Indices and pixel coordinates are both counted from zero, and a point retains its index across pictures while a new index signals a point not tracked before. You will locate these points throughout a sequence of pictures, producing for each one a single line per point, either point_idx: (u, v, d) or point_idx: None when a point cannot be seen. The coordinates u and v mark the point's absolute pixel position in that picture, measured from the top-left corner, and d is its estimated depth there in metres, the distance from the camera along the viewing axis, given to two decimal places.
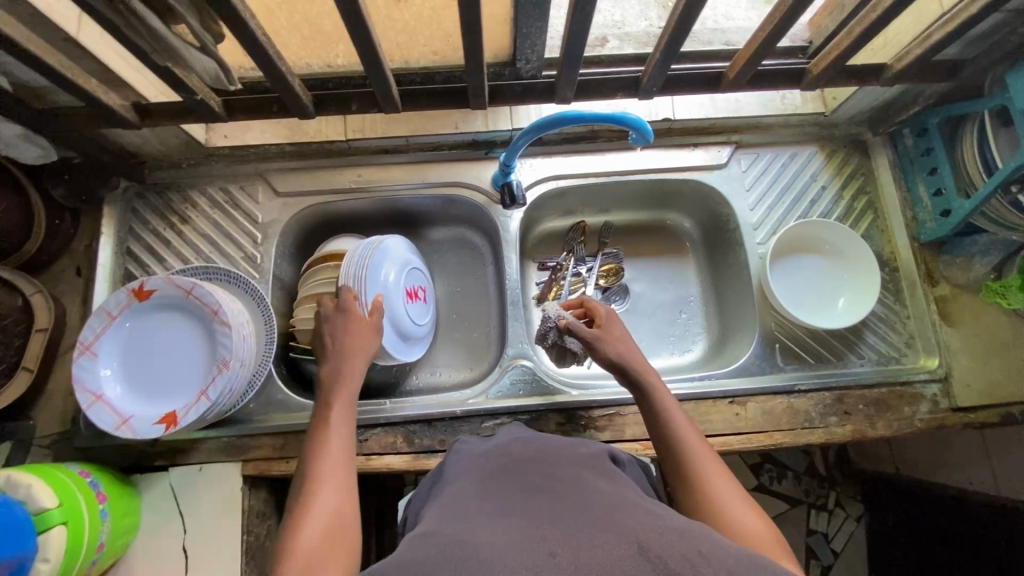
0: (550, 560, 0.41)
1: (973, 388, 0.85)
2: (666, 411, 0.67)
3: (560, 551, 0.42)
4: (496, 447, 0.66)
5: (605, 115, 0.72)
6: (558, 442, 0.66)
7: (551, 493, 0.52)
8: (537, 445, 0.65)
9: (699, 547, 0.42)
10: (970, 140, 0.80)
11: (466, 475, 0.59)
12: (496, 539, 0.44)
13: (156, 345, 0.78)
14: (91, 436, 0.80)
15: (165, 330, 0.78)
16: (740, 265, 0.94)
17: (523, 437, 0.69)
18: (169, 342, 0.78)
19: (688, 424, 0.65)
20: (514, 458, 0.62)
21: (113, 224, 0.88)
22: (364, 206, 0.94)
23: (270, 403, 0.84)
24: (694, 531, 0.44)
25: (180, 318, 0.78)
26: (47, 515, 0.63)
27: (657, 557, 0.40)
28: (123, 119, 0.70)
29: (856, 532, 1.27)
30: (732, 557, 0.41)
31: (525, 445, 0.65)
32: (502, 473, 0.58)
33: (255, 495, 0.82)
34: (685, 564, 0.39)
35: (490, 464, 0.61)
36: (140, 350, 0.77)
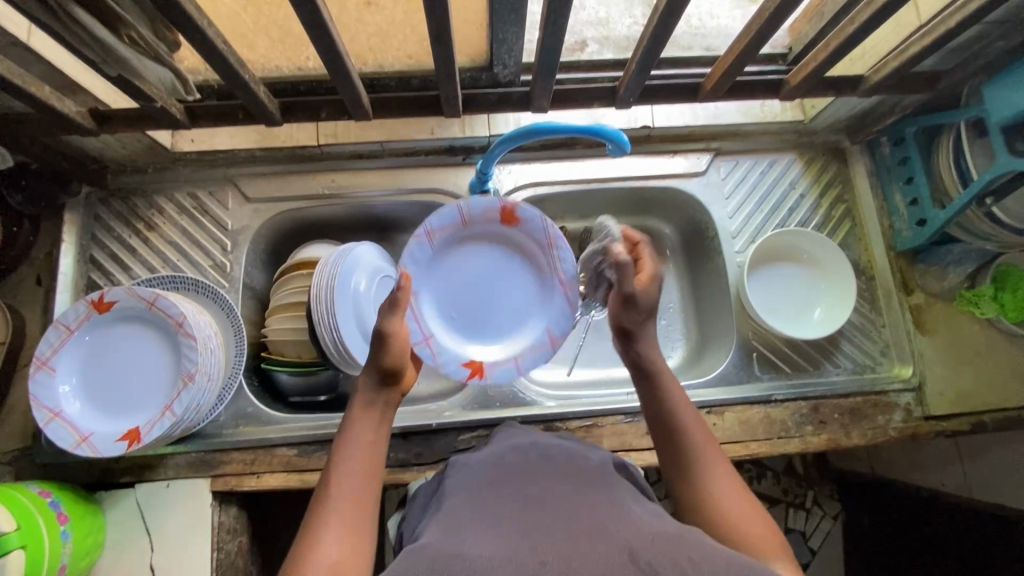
0: (543, 568, 0.41)
1: (946, 396, 0.86)
2: (675, 413, 0.62)
3: (551, 562, 0.41)
4: (494, 455, 0.64)
5: (582, 127, 0.71)
6: (558, 446, 0.64)
7: (543, 504, 0.51)
8: (532, 452, 0.63)
9: (690, 553, 0.41)
10: (946, 150, 0.80)
11: (463, 487, 0.58)
12: (487, 552, 0.43)
13: (120, 356, 0.75)
14: (53, 452, 0.78)
15: (126, 342, 0.76)
16: (719, 273, 0.94)
17: (520, 440, 0.67)
18: (135, 354, 0.75)
19: (696, 426, 0.61)
20: (510, 467, 0.60)
21: (74, 231, 0.85)
22: (338, 213, 0.92)
23: (241, 416, 0.82)
24: (686, 537, 0.44)
25: (143, 330, 0.76)
26: (5, 539, 0.61)
27: (648, 565, 0.40)
28: (80, 126, 0.67)
29: (833, 531, 1.27)
30: (723, 561, 0.41)
31: (521, 452, 0.63)
32: (497, 484, 0.56)
33: (225, 511, 0.80)
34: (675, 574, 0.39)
35: (489, 472, 0.59)
36: (101, 360, 0.75)
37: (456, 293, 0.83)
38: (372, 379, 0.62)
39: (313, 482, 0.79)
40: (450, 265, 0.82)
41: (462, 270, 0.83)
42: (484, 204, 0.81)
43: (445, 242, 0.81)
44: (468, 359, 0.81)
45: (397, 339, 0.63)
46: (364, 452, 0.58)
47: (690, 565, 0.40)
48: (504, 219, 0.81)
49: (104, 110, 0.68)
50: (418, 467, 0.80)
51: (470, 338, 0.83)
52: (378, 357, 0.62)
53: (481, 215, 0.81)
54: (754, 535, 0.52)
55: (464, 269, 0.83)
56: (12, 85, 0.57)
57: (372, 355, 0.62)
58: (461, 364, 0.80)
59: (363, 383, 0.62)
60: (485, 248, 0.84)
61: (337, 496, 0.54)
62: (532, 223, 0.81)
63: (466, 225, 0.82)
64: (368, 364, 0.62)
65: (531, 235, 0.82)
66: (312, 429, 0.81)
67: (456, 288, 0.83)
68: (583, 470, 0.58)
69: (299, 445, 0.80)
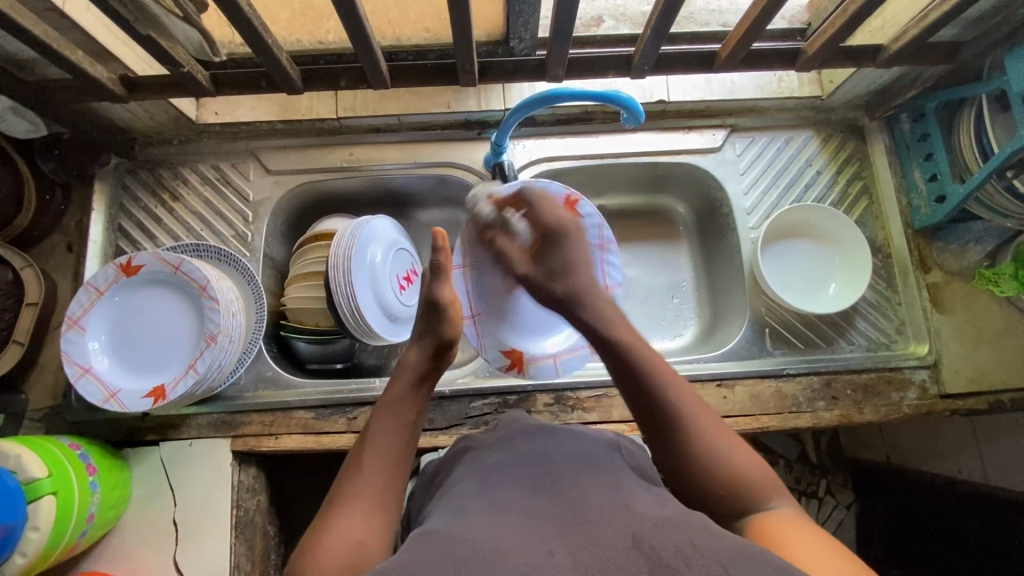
0: (550, 559, 0.41)
1: (962, 374, 0.85)
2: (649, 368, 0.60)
3: (558, 551, 0.42)
4: (499, 441, 0.64)
5: (595, 93, 0.70)
6: (567, 430, 0.66)
7: (555, 489, 0.51)
8: (540, 436, 0.64)
9: (692, 540, 0.42)
10: (967, 125, 0.79)
11: (471, 476, 0.58)
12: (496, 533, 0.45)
13: (155, 320, 0.78)
14: (82, 410, 0.81)
15: (150, 309, 0.78)
16: (732, 250, 0.94)
17: (530, 422, 0.68)
18: (172, 321, 0.78)
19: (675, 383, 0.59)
20: (517, 454, 0.60)
21: (103, 201, 0.88)
22: (355, 186, 0.94)
23: (260, 380, 0.84)
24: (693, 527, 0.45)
25: (167, 295, 0.79)
26: (37, 485, 0.64)
27: (651, 550, 0.41)
28: (110, 93, 0.69)
29: (846, 519, 1.30)
30: (724, 548, 0.41)
31: (529, 439, 0.64)
32: (504, 473, 0.57)
33: (244, 471, 0.82)
34: (679, 555, 0.40)
35: (494, 461, 0.60)
36: (135, 323, 0.78)
37: (503, 276, 0.84)
38: (429, 347, 0.68)
39: (329, 444, 0.81)
40: (496, 245, 0.84)
41: (511, 256, 0.83)
42: (552, 188, 0.79)
43: (497, 218, 0.82)
44: (510, 347, 0.84)
45: (452, 306, 0.71)
46: (394, 431, 0.59)
47: (693, 553, 0.41)
48: (568, 209, 0.80)
49: (133, 77, 0.71)
50: (431, 433, 0.82)
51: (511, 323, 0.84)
52: (437, 328, 0.69)
53: (546, 193, 0.83)
54: (757, 490, 0.52)
55: None
56: (46, 47, 0.59)
57: (430, 327, 0.70)
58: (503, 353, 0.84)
59: (412, 356, 0.67)
60: None
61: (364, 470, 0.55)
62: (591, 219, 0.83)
63: (526, 199, 0.85)
64: (427, 335, 0.69)
65: (589, 224, 0.83)
66: (329, 394, 0.83)
67: (499, 268, 0.84)
68: (591, 456, 0.59)
69: (315, 408, 0.82)
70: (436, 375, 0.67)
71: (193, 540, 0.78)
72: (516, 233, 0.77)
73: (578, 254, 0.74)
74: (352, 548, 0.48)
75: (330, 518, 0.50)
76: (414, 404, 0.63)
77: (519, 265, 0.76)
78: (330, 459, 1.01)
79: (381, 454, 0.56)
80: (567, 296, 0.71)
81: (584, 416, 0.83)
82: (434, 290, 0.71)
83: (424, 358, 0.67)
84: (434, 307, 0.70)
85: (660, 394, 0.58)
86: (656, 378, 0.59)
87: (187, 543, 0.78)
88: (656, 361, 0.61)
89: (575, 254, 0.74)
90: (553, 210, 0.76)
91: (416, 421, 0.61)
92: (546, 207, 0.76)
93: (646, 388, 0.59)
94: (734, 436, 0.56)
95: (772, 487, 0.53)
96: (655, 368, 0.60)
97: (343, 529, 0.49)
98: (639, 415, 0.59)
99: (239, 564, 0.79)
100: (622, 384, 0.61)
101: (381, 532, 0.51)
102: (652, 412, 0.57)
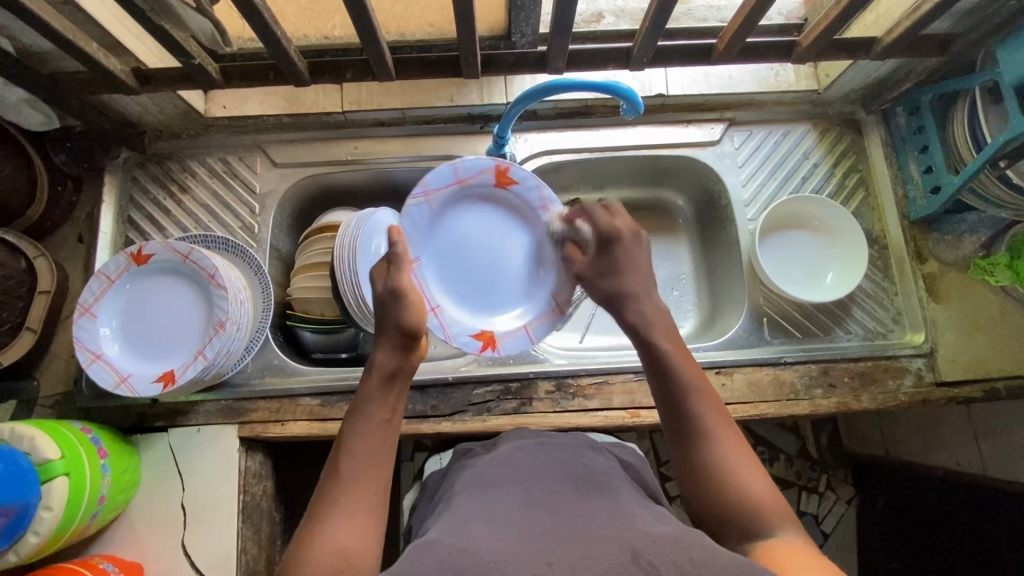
0: (547, 568, 0.45)
1: (958, 363, 0.86)
2: (680, 373, 0.62)
3: (557, 563, 0.45)
4: (499, 455, 0.68)
5: (595, 83, 0.71)
6: (562, 442, 0.69)
7: (550, 504, 0.55)
8: (537, 450, 0.67)
9: (691, 554, 0.45)
10: (961, 118, 0.80)
11: (471, 486, 0.61)
12: (495, 547, 0.47)
13: (149, 318, 0.79)
14: (93, 396, 0.83)
15: (143, 307, 0.80)
16: (731, 241, 0.95)
17: (529, 437, 0.72)
18: (182, 311, 0.80)
19: (702, 393, 0.61)
20: (515, 467, 0.63)
21: (113, 193, 0.90)
22: (360, 179, 0.96)
23: (267, 368, 0.86)
24: (688, 541, 0.47)
25: (157, 294, 0.80)
26: (50, 466, 0.66)
27: (648, 564, 0.44)
28: (124, 85, 0.71)
29: (847, 514, 1.29)
30: (722, 566, 0.43)
31: (526, 452, 0.66)
32: (505, 484, 0.60)
33: (251, 457, 0.84)
34: (677, 570, 0.43)
35: (494, 470, 0.63)
36: (146, 312, 0.79)
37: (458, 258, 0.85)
38: (394, 341, 0.64)
39: (334, 430, 0.82)
40: (447, 225, 0.84)
41: (462, 230, 0.85)
42: (478, 165, 0.83)
43: (441, 202, 0.83)
44: (478, 329, 0.83)
45: (415, 297, 0.66)
46: (368, 435, 0.58)
47: (689, 565, 0.43)
48: (499, 180, 0.85)
49: (145, 70, 0.73)
50: (434, 419, 0.83)
51: (474, 306, 0.85)
52: (395, 317, 0.65)
53: (473, 175, 0.84)
54: (765, 514, 0.54)
55: (458, 229, 0.85)
56: (63, 39, 0.61)
57: (387, 317, 0.65)
58: (470, 335, 0.83)
59: (382, 355, 0.63)
60: (484, 209, 0.86)
61: (344, 476, 0.56)
62: (526, 185, 0.85)
63: (461, 185, 0.84)
64: (387, 328, 0.65)
65: (525, 196, 0.86)
66: (334, 381, 0.85)
67: (453, 249, 0.85)
68: (588, 472, 0.61)
69: (321, 395, 0.84)
70: (406, 372, 0.63)
71: (201, 524, 0.80)
72: (584, 241, 0.76)
73: (635, 261, 0.70)
74: (336, 556, 0.50)
75: (317, 523, 0.53)
76: (386, 404, 0.61)
77: (581, 270, 0.74)
78: (334, 449, 1.03)
79: (356, 460, 0.57)
80: (611, 293, 0.69)
81: (584, 403, 0.84)
82: (392, 281, 0.66)
83: (392, 356, 0.63)
84: (394, 297, 0.65)
85: (688, 398, 0.60)
86: (686, 386, 0.61)
87: (195, 527, 0.80)
88: (691, 366, 0.63)
89: (634, 263, 0.70)
90: (608, 219, 0.71)
91: (390, 420, 0.60)
92: (610, 216, 0.71)
93: (677, 391, 0.61)
94: (751, 455, 0.58)
95: (783, 513, 0.55)
96: (688, 372, 0.62)
97: (327, 539, 0.51)
98: (665, 416, 0.62)
99: (245, 548, 0.80)
100: (653, 383, 0.64)
101: (366, 537, 0.53)
102: (679, 416, 0.60)
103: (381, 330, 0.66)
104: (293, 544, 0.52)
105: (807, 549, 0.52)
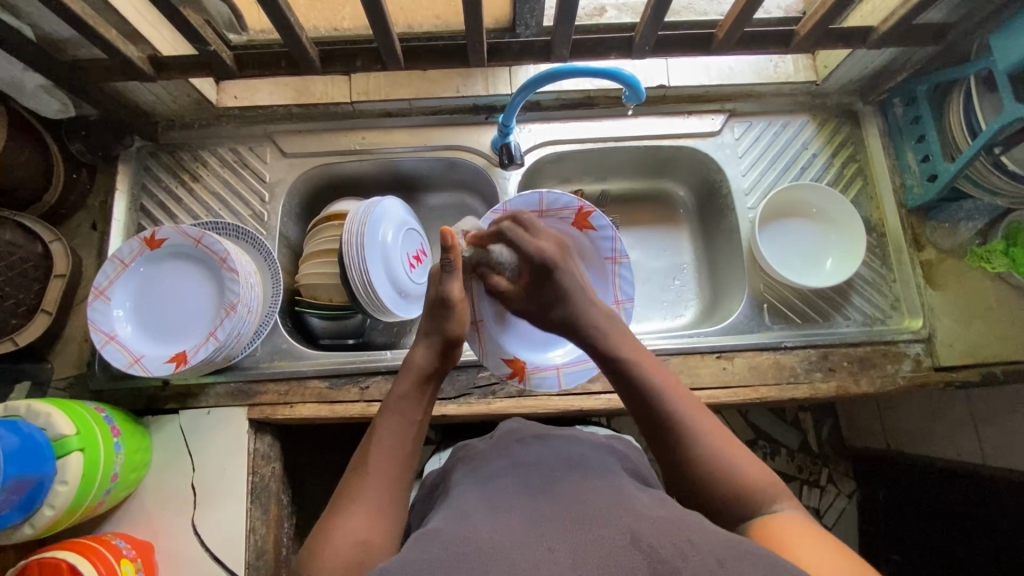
0: (550, 555, 0.44)
1: (956, 348, 0.87)
2: (646, 375, 0.64)
3: (558, 548, 0.45)
4: (502, 448, 0.69)
5: (599, 69, 0.73)
6: (563, 437, 0.70)
7: (552, 493, 0.54)
8: (536, 443, 0.68)
9: (688, 536, 0.45)
10: (957, 106, 0.82)
11: (474, 481, 0.62)
12: (495, 535, 0.48)
13: (164, 307, 0.81)
14: (106, 378, 0.84)
15: (158, 298, 0.81)
16: (732, 230, 0.97)
17: (525, 430, 0.73)
18: (198, 300, 0.81)
19: (670, 391, 0.63)
20: (513, 461, 0.63)
21: (127, 181, 0.92)
22: (367, 169, 0.98)
23: (276, 351, 0.87)
24: (684, 521, 0.48)
25: (172, 284, 0.82)
26: (66, 441, 0.67)
27: (649, 547, 0.44)
28: (140, 72, 0.74)
29: (848, 509, 1.33)
30: (717, 544, 0.44)
31: (526, 445, 0.68)
32: (507, 475, 0.61)
33: (260, 439, 0.85)
34: (676, 552, 0.43)
35: (496, 465, 0.64)
36: (163, 301, 0.81)
37: None
38: (436, 344, 0.69)
39: (342, 412, 0.84)
40: None
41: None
42: (563, 201, 0.87)
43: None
44: (513, 356, 0.85)
45: (461, 307, 0.71)
46: (399, 429, 0.61)
47: (688, 548, 0.43)
48: (579, 221, 0.88)
49: (160, 57, 0.75)
50: (440, 401, 0.85)
51: (516, 337, 0.86)
52: (444, 325, 0.70)
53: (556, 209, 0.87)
54: (759, 493, 0.56)
55: None
56: (82, 24, 0.63)
57: (437, 323, 0.70)
58: (505, 360, 0.84)
59: (420, 355, 0.68)
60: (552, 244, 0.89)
61: (371, 466, 0.57)
62: (603, 233, 0.88)
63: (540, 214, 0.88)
64: (433, 333, 0.70)
65: (597, 242, 0.88)
66: (342, 364, 0.86)
67: None
68: (586, 459, 0.62)
69: (329, 377, 0.85)
70: (439, 375, 0.68)
71: (211, 504, 0.81)
72: (503, 265, 0.76)
73: (573, 285, 0.73)
74: (354, 545, 0.50)
75: (334, 518, 0.53)
76: (419, 401, 0.65)
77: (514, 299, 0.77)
78: (341, 435, 1.04)
79: (383, 451, 0.59)
80: (564, 321, 0.72)
81: (588, 386, 0.85)
82: (445, 287, 0.71)
83: (430, 358, 0.68)
84: (445, 305, 0.70)
85: (658, 401, 0.62)
86: (654, 389, 0.63)
87: (205, 507, 0.81)
88: (656, 369, 0.65)
89: (566, 280, 0.73)
90: (535, 244, 0.74)
91: (422, 420, 0.64)
92: (532, 237, 0.75)
93: (646, 397, 0.63)
94: (733, 439, 0.60)
95: (774, 488, 0.56)
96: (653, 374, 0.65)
97: (351, 523, 0.52)
98: (641, 422, 0.63)
99: (254, 528, 0.82)
100: (620, 391, 0.66)
101: (385, 530, 0.53)
102: (654, 418, 0.61)
103: (425, 332, 0.71)
104: (311, 538, 0.52)
105: (805, 519, 0.53)
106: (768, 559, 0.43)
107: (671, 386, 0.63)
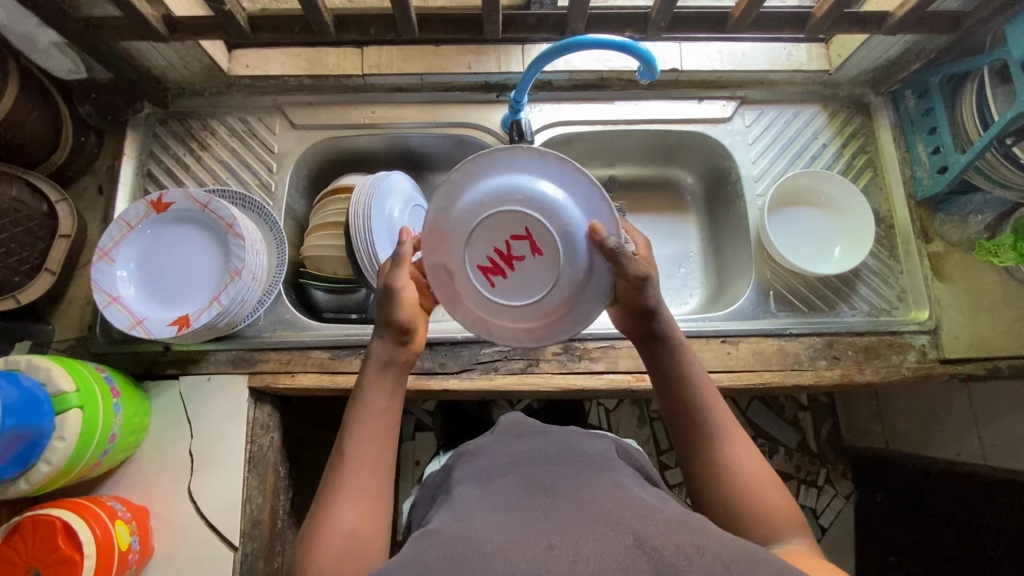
0: (549, 553, 0.44)
1: (962, 340, 0.87)
2: (692, 385, 0.63)
3: (559, 545, 0.44)
4: (503, 443, 0.68)
5: (616, 42, 0.72)
6: (564, 433, 0.69)
7: (552, 489, 0.54)
8: (539, 440, 0.67)
9: (693, 539, 0.44)
10: (970, 97, 0.81)
11: (476, 477, 0.61)
12: (494, 534, 0.46)
13: (172, 274, 0.80)
14: (106, 342, 0.84)
15: (164, 259, 0.81)
16: (740, 217, 0.97)
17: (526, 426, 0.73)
18: (193, 262, 0.81)
19: (714, 402, 0.62)
20: (517, 454, 0.64)
21: (135, 147, 0.92)
22: (376, 144, 0.97)
23: (278, 321, 0.87)
24: (690, 524, 0.47)
25: (169, 246, 0.81)
26: (66, 398, 0.66)
27: (653, 548, 0.43)
28: (154, 31, 0.74)
29: (845, 510, 1.28)
30: (724, 547, 0.44)
31: (527, 441, 0.67)
32: (510, 471, 0.60)
33: (260, 408, 0.85)
34: (680, 555, 0.42)
35: (497, 462, 0.63)
36: (161, 277, 0.80)
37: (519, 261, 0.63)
38: (390, 333, 0.63)
39: (343, 383, 0.83)
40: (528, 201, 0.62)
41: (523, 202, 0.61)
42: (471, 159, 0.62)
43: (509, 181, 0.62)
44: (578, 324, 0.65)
45: (409, 291, 0.64)
46: (379, 417, 0.59)
47: (693, 551, 0.42)
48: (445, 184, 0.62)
49: (176, 18, 0.76)
50: (443, 376, 0.84)
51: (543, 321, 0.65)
52: (388, 315, 0.63)
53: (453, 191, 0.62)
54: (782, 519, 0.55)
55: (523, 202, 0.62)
56: None
57: (381, 316, 0.64)
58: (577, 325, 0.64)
59: (382, 342, 0.63)
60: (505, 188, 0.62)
61: (355, 455, 0.56)
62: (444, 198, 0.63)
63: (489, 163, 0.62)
64: (385, 326, 0.64)
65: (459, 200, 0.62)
66: (344, 335, 0.86)
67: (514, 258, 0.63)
68: (585, 455, 0.62)
69: (331, 348, 0.85)
70: (408, 360, 0.64)
71: (208, 472, 0.81)
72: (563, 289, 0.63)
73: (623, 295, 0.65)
74: (347, 538, 0.50)
75: (323, 512, 0.52)
76: (390, 388, 0.62)
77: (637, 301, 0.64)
78: None
79: (367, 441, 0.57)
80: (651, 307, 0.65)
81: (591, 365, 0.85)
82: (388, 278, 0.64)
83: (389, 347, 0.63)
84: (388, 294, 0.63)
85: (701, 411, 0.62)
86: (699, 403, 0.62)
87: (202, 475, 0.81)
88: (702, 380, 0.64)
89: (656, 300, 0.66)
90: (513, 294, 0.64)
91: (399, 403, 0.61)
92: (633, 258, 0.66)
93: (688, 402, 0.62)
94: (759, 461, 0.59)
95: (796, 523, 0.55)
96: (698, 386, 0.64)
97: (342, 517, 0.51)
98: (679, 434, 0.63)
99: (250, 497, 0.81)
100: (662, 393, 0.65)
101: (375, 515, 0.53)
102: (692, 433, 0.61)
103: (376, 326, 0.65)
104: (303, 534, 0.51)
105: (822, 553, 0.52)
106: (772, 561, 0.43)
107: (718, 404, 0.62)
